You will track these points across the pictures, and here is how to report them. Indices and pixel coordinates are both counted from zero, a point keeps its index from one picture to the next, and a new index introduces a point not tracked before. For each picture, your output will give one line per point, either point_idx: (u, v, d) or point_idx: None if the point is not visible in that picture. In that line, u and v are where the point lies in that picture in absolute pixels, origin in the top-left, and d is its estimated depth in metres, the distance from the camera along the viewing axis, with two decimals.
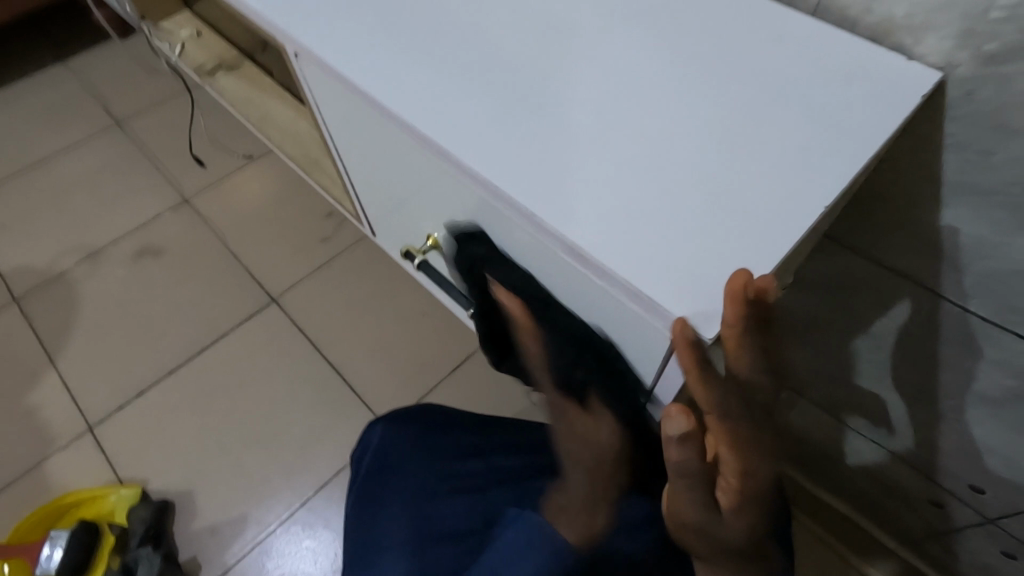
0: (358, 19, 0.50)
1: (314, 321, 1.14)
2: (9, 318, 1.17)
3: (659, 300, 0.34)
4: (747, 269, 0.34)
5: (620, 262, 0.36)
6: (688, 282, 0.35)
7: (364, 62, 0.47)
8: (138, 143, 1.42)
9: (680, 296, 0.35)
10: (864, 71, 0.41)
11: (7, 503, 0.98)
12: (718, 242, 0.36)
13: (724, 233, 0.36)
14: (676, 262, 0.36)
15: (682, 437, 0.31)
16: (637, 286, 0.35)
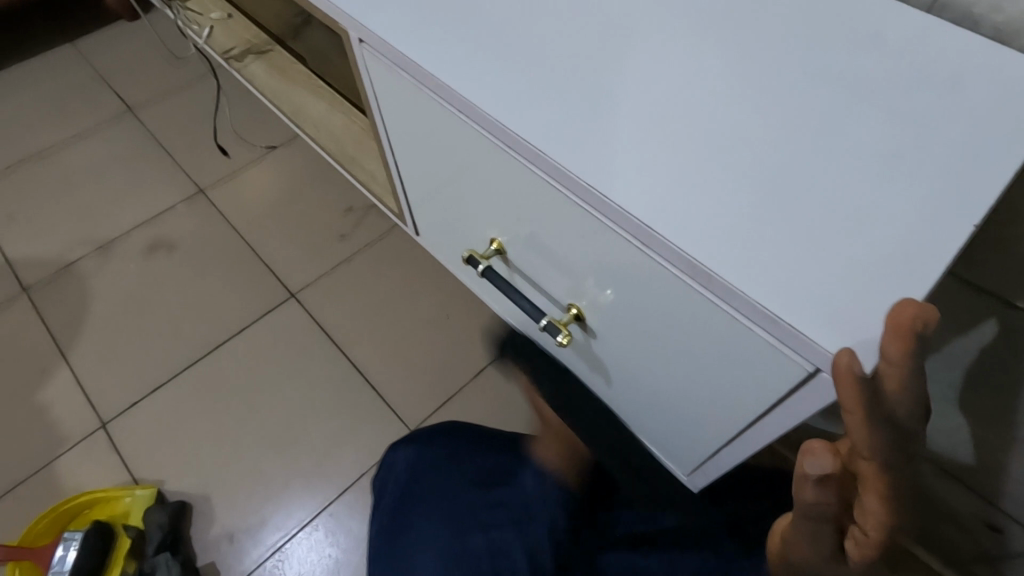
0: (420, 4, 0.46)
1: (336, 319, 1.11)
2: (19, 309, 1.13)
3: (792, 324, 0.31)
4: (905, 298, 0.30)
5: (746, 281, 0.32)
6: (820, 305, 0.31)
7: (429, 51, 0.43)
8: (152, 130, 1.38)
9: (818, 321, 0.31)
10: (993, 74, 0.37)
11: (18, 501, 0.94)
12: (851, 263, 0.32)
13: (857, 254, 0.32)
14: (804, 284, 0.32)
15: (821, 478, 0.31)
16: (766, 309, 0.32)
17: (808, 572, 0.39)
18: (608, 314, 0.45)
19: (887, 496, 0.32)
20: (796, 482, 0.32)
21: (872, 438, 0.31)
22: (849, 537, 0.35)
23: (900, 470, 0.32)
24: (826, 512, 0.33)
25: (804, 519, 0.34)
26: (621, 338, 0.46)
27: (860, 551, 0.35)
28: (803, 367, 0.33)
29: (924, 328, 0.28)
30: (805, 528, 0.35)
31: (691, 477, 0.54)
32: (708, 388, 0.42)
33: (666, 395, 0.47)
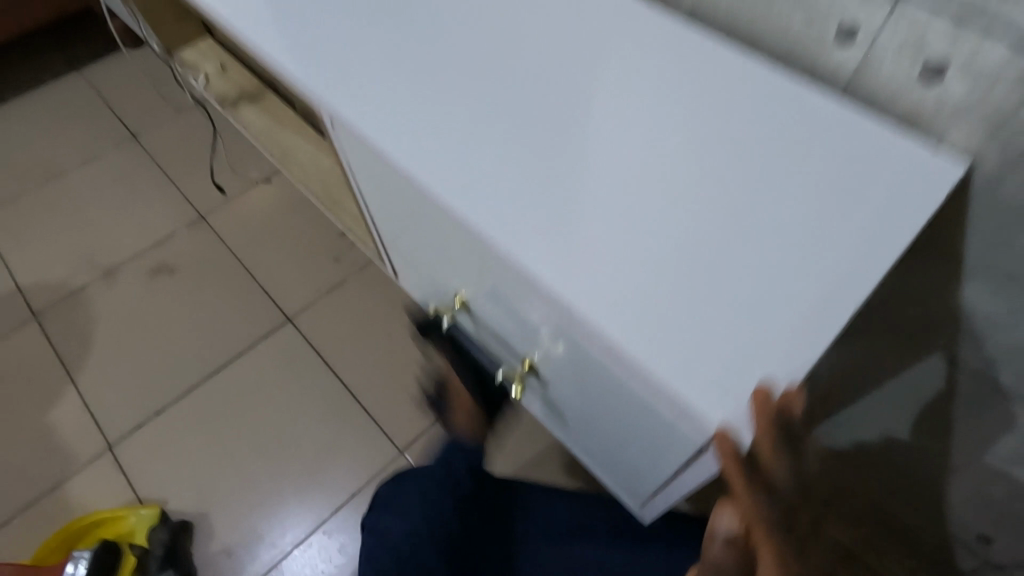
0: (384, 95, 0.51)
1: (329, 342, 1.16)
2: (28, 335, 1.18)
3: (691, 404, 0.37)
4: (775, 382, 0.36)
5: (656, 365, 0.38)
6: (714, 388, 0.37)
7: (393, 143, 0.48)
8: (154, 158, 1.44)
9: (712, 401, 0.37)
10: (893, 156, 0.41)
11: (28, 522, 0.99)
12: (743, 351, 0.38)
13: (748, 339, 0.38)
14: (702, 367, 0.38)
15: (727, 537, 0.39)
16: (671, 390, 0.37)
17: None
18: (557, 371, 0.50)
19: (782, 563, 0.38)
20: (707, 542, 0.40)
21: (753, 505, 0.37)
22: None
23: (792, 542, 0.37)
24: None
25: None
26: (569, 393, 0.52)
27: None
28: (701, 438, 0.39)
29: (790, 410, 0.35)
30: None
31: (642, 511, 0.59)
32: (641, 440, 0.47)
33: (613, 442, 0.52)
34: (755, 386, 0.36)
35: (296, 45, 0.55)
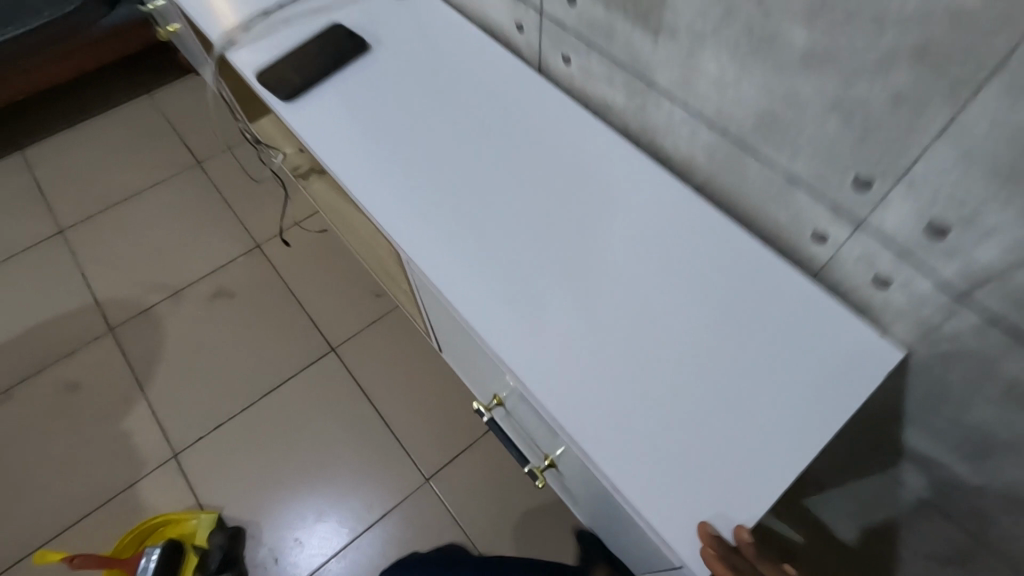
0: (440, 235, 0.63)
1: (367, 373, 1.30)
2: (104, 347, 1.34)
3: (666, 534, 0.48)
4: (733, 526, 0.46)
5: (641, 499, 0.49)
6: (685, 524, 0.47)
7: (447, 280, 0.60)
8: (216, 185, 1.58)
9: (682, 535, 0.47)
10: (849, 339, 0.53)
11: (104, 517, 1.15)
12: (712, 495, 0.48)
13: (716, 487, 0.48)
14: (677, 506, 0.48)
15: None
16: (651, 522, 0.48)
17: None
18: (571, 471, 0.62)
19: None
20: None
21: None
22: None
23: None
24: None
25: None
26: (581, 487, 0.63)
27: None
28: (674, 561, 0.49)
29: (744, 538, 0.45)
30: None
31: None
32: (635, 539, 0.58)
33: (615, 529, 0.64)
34: (709, 521, 0.47)
35: (374, 183, 0.67)
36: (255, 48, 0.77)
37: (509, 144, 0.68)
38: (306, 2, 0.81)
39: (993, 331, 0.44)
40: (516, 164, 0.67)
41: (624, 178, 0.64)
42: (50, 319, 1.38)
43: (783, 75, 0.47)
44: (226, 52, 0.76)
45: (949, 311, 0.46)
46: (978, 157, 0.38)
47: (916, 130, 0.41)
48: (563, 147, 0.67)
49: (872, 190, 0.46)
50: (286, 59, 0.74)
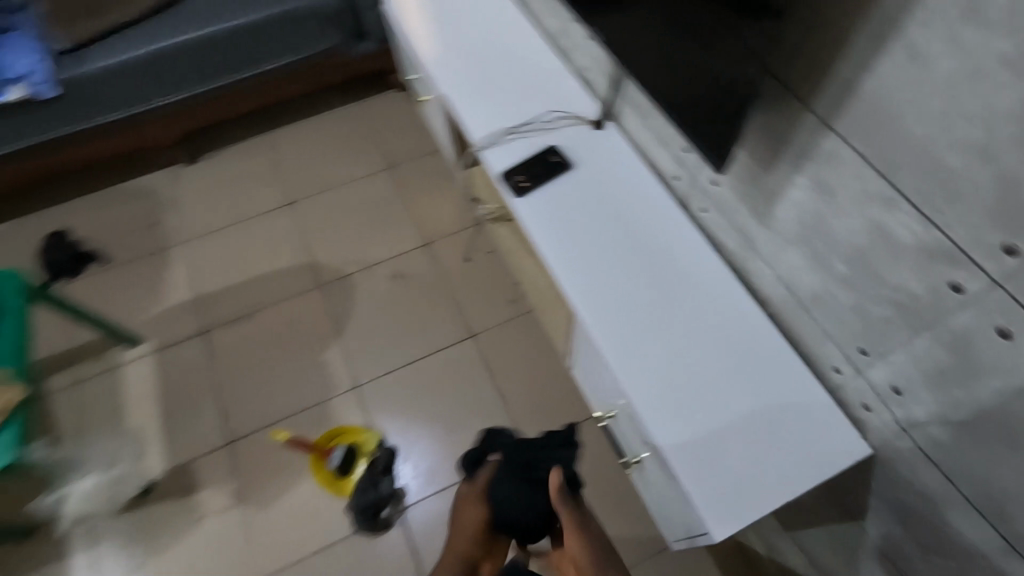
0: (600, 302, 1.01)
1: (496, 358, 1.73)
2: (314, 296, 1.85)
3: (701, 514, 0.85)
4: (739, 520, 0.83)
5: (692, 492, 0.86)
6: (714, 512, 0.85)
7: (600, 333, 0.98)
8: (403, 187, 2.05)
9: (710, 517, 0.84)
10: (839, 435, 0.88)
11: (305, 418, 1.65)
12: (732, 501, 0.85)
13: (735, 496, 0.85)
14: (711, 501, 0.85)
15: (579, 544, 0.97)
16: (694, 505, 0.86)
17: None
18: (647, 467, 1.00)
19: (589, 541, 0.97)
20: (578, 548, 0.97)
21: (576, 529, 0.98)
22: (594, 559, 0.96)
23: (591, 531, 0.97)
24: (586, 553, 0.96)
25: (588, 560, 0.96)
26: (649, 479, 1.02)
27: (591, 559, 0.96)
28: (701, 530, 0.87)
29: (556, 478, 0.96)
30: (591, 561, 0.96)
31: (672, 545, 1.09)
32: (675, 516, 0.96)
33: (661, 510, 1.02)
34: (727, 514, 0.84)
35: (563, 258, 1.05)
36: (500, 151, 1.19)
37: (654, 253, 1.05)
38: (535, 122, 1.22)
39: (918, 454, 0.78)
40: (656, 268, 1.03)
41: (725, 295, 1.00)
42: (280, 268, 1.90)
43: (831, 280, 0.81)
44: (483, 151, 1.19)
45: (898, 434, 0.80)
46: (918, 364, 0.72)
47: (893, 337, 0.74)
48: (688, 265, 1.03)
49: (869, 357, 0.80)
50: (520, 165, 1.16)
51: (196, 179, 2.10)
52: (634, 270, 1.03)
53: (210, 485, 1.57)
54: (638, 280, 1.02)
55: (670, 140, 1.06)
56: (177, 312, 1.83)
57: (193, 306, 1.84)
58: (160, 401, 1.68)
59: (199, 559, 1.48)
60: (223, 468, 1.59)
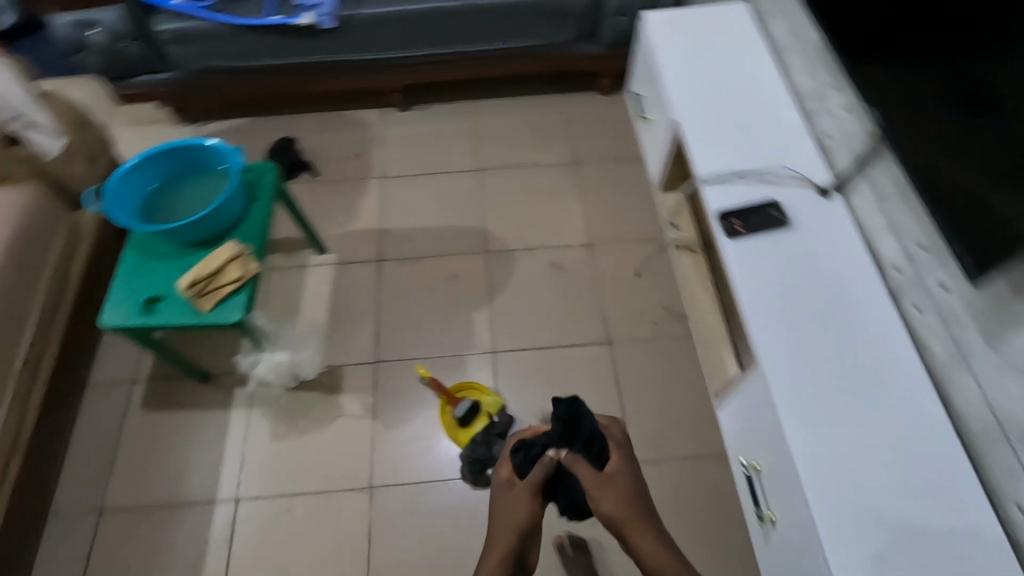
0: (786, 364, 1.07)
1: (626, 370, 1.80)
2: (477, 259, 2.01)
3: None
4: None
5: (834, 566, 0.92)
6: None
7: (771, 371, 1.06)
8: (582, 184, 2.16)
9: None
10: (998, 567, 0.90)
11: (443, 364, 1.82)
12: None
13: None
14: None
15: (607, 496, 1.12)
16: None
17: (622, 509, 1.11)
18: (781, 527, 1.06)
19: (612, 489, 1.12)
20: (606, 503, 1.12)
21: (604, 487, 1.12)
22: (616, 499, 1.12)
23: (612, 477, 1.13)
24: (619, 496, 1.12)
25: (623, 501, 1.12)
26: (780, 539, 1.07)
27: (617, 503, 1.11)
28: None
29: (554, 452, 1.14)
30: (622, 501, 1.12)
31: None
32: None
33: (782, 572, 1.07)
34: None
35: (760, 312, 1.12)
36: (722, 191, 1.24)
37: (851, 335, 1.09)
38: (763, 173, 1.26)
39: None
40: (844, 342, 1.09)
41: (915, 397, 1.04)
42: (454, 225, 2.08)
43: None
44: (705, 185, 1.25)
45: None
46: None
47: None
48: (877, 351, 1.07)
49: None
50: (740, 211, 1.21)
51: (404, 125, 2.32)
52: (820, 334, 1.09)
53: (351, 392, 1.78)
54: (821, 343, 1.09)
55: (904, 233, 1.11)
56: (360, 237, 2.06)
57: (375, 235, 2.07)
58: (328, 308, 1.91)
59: (328, 450, 1.70)
60: (365, 381, 1.79)
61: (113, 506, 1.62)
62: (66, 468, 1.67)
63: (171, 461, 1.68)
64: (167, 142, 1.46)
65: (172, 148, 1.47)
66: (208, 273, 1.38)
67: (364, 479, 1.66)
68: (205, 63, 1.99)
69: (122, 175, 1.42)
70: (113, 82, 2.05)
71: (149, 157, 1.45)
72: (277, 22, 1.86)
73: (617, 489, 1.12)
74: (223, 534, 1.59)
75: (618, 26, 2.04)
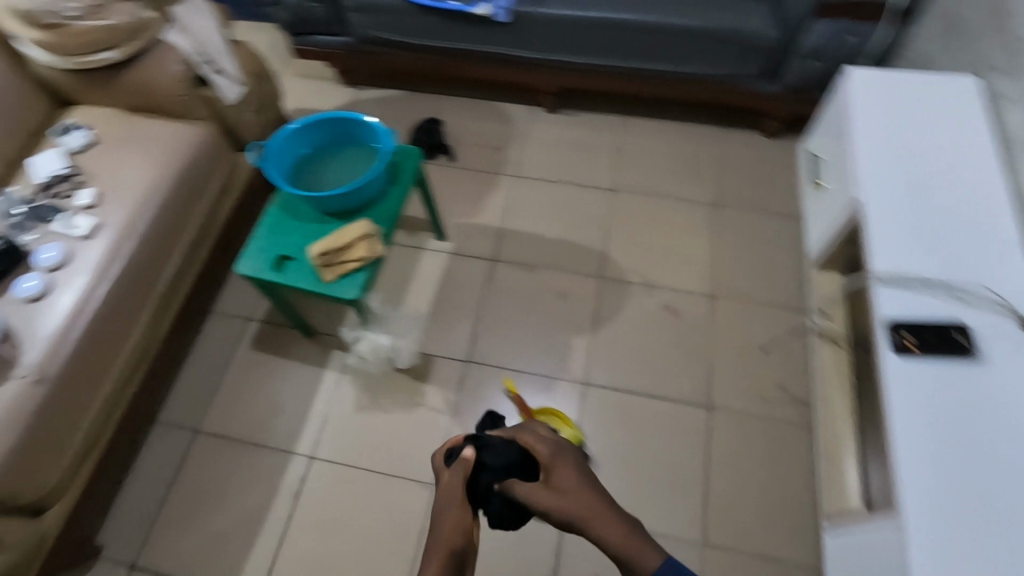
0: (933, 526, 0.90)
1: (720, 443, 1.66)
2: (591, 283, 1.93)
3: None
4: None
5: None
6: None
7: (910, 488, 0.93)
8: (720, 230, 2.01)
9: None
10: None
11: (532, 383, 1.78)
12: None
13: None
14: None
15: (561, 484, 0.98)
16: None
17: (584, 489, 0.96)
18: None
19: (567, 473, 0.99)
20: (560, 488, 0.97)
21: (558, 470, 1.00)
22: (570, 482, 0.97)
23: (563, 461, 1.02)
24: (572, 484, 0.97)
25: (582, 487, 0.97)
26: None
27: (573, 488, 0.97)
28: None
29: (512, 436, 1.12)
30: (580, 487, 0.97)
31: None
32: None
33: None
34: None
35: (914, 454, 0.96)
36: (897, 297, 1.08)
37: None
38: (955, 288, 1.07)
39: None
40: (1008, 509, 0.91)
41: None
42: (575, 242, 2.01)
43: None
44: (879, 286, 1.09)
45: None
46: None
47: None
48: None
49: None
50: (916, 326, 1.04)
51: (548, 128, 2.26)
52: (979, 482, 0.93)
53: (437, 385, 1.78)
54: (978, 479, 0.93)
55: None
56: (480, 232, 2.05)
57: (494, 233, 2.05)
58: (435, 296, 1.93)
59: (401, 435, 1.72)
60: (450, 378, 1.80)
61: (207, 429, 1.75)
62: (177, 383, 1.83)
63: (264, 403, 1.79)
64: (329, 113, 1.51)
65: (333, 118, 1.51)
66: (336, 247, 1.42)
67: (428, 475, 1.67)
68: (378, 35, 2.05)
69: (284, 135, 1.49)
70: (294, 36, 2.18)
71: (312, 123, 1.51)
72: (455, 7, 1.87)
73: (568, 477, 0.98)
74: (292, 486, 1.67)
75: (807, 70, 1.84)
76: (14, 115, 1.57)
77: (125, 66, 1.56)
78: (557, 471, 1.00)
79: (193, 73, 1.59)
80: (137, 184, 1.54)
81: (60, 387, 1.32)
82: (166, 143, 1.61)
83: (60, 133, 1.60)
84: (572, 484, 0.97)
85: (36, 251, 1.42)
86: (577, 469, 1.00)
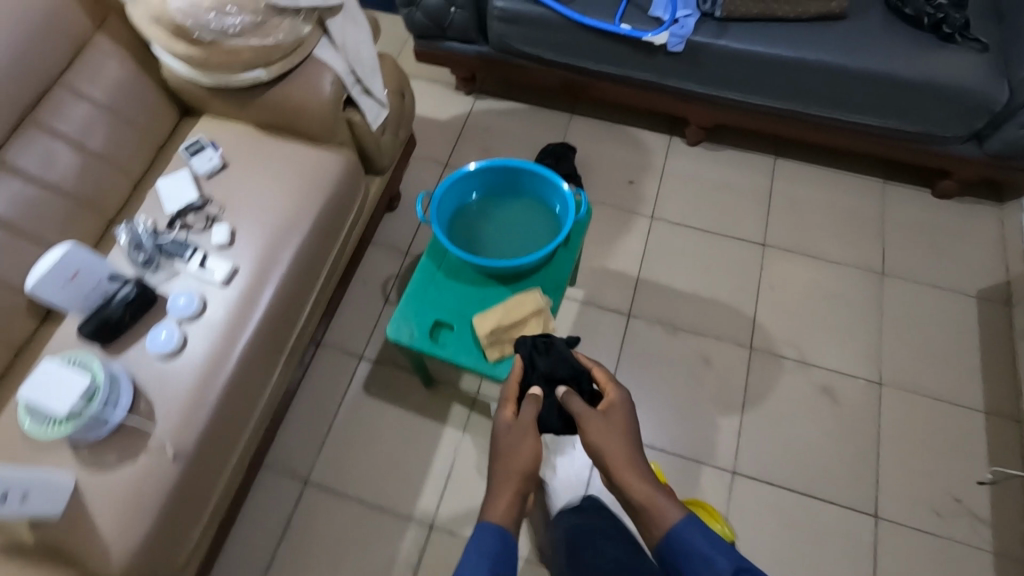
0: None
1: (887, 559, 1.50)
2: (741, 355, 1.74)
3: None
4: None
5: None
6: None
7: None
8: (884, 303, 1.81)
9: None
10: None
11: (674, 465, 1.62)
12: None
13: None
14: None
15: (606, 412, 1.05)
16: None
17: (625, 428, 1.02)
18: None
19: (619, 409, 1.04)
20: (599, 418, 1.03)
21: (612, 404, 1.06)
22: (615, 419, 1.03)
23: (622, 400, 1.07)
24: (618, 421, 1.03)
25: (624, 430, 1.02)
26: None
27: (614, 422, 1.02)
28: None
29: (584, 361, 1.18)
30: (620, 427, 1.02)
31: None
32: None
33: None
34: None
35: None
36: None
37: None
38: None
39: None
40: None
41: None
42: (721, 303, 1.82)
43: None
44: None
45: None
46: None
47: None
48: None
49: None
50: None
51: (690, 165, 2.05)
52: None
53: None
54: None
55: None
56: (614, 279, 1.86)
57: (629, 283, 1.85)
58: None
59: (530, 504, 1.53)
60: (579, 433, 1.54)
61: (317, 481, 1.61)
62: (284, 424, 1.68)
63: (379, 456, 1.64)
64: (504, 161, 1.30)
65: (506, 167, 1.31)
66: (507, 324, 1.23)
67: None
68: (521, 48, 1.83)
69: (453, 181, 1.30)
70: (419, 39, 1.95)
71: (483, 169, 1.31)
72: (626, 33, 1.66)
73: (615, 416, 1.03)
74: (411, 556, 1.53)
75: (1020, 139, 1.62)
76: (141, 128, 1.38)
77: (269, 84, 1.36)
78: (610, 404, 1.06)
79: (342, 94, 1.39)
80: (273, 219, 1.36)
81: (196, 461, 1.17)
82: (305, 170, 1.42)
83: (190, 152, 1.40)
84: (621, 420, 1.03)
85: (171, 296, 1.25)
86: (623, 409, 1.05)
